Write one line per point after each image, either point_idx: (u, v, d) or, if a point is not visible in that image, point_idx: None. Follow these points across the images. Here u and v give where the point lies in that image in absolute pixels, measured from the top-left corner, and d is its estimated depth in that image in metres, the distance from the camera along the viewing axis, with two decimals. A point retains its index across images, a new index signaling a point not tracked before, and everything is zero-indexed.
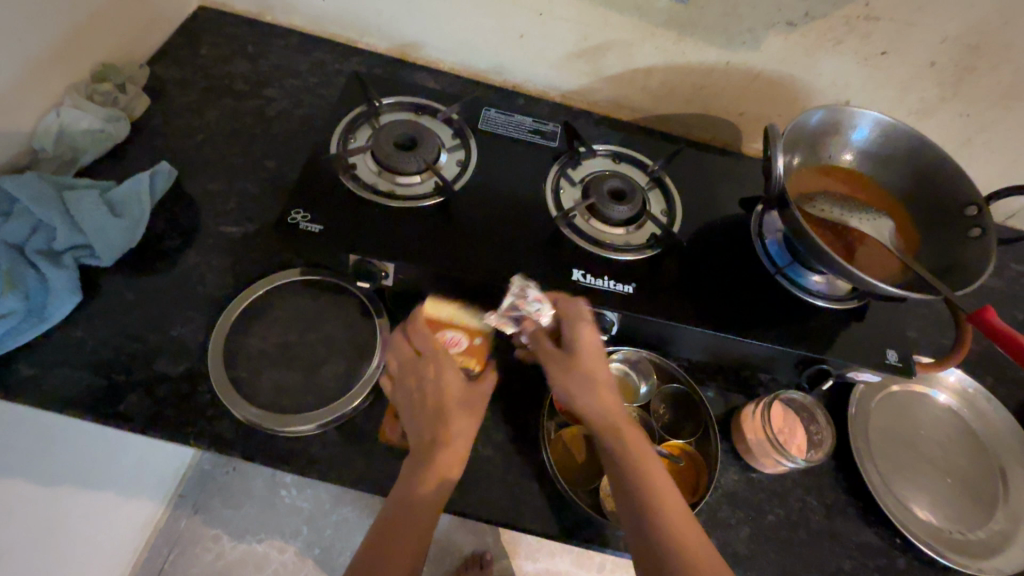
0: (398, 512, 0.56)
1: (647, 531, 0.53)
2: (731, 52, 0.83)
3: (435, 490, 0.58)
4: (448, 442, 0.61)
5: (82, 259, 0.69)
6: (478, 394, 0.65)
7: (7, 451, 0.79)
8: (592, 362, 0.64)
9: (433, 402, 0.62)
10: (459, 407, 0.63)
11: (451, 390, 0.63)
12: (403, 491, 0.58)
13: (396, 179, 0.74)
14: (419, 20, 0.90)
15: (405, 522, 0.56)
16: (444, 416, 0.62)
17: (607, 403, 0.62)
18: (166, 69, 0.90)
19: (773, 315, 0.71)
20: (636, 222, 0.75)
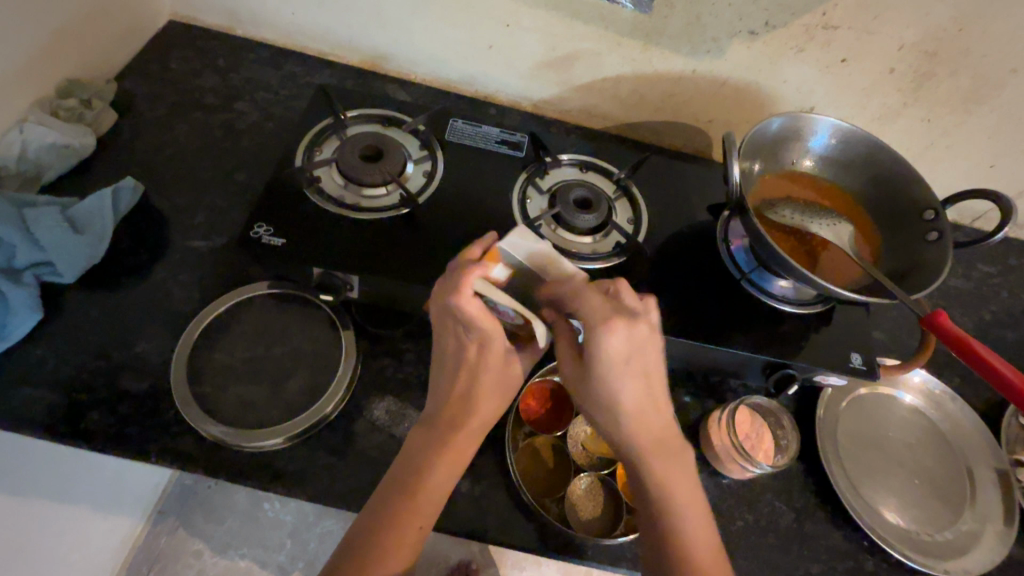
0: (400, 497, 0.54)
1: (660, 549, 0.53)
2: (695, 60, 0.84)
3: (447, 482, 0.56)
4: (466, 432, 0.56)
5: (43, 276, 0.68)
6: (517, 372, 0.59)
7: None
8: (621, 382, 0.53)
9: (464, 381, 0.57)
10: (492, 389, 0.57)
11: (491, 369, 0.56)
12: (409, 483, 0.54)
13: (361, 191, 0.74)
14: (389, 32, 0.91)
15: (412, 509, 0.53)
16: (471, 404, 0.56)
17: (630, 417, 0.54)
18: (135, 83, 0.90)
19: (738, 320, 0.72)
20: (602, 230, 0.76)
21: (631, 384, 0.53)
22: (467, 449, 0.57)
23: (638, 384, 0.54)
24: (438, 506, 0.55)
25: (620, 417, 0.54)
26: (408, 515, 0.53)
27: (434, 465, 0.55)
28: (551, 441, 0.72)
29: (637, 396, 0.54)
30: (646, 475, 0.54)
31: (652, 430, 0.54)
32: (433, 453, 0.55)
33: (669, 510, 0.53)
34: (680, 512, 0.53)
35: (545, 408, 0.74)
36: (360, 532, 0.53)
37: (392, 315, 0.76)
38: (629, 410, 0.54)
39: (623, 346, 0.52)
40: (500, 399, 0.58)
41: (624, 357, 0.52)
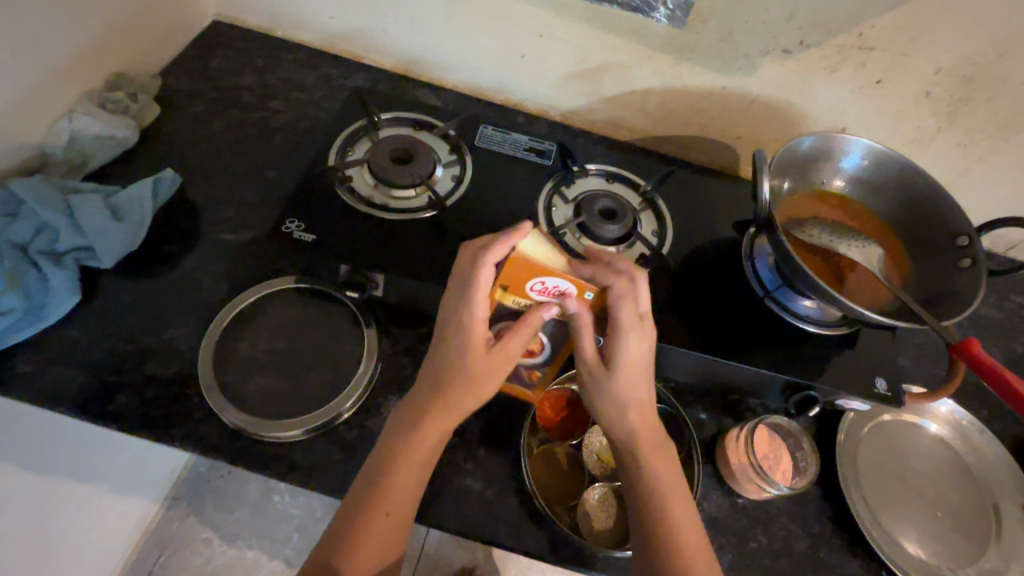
0: (382, 476, 0.56)
1: (653, 531, 0.55)
2: (726, 77, 0.84)
3: (413, 478, 0.56)
4: (433, 425, 0.56)
5: (83, 260, 0.70)
6: (506, 363, 0.56)
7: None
8: (631, 386, 0.58)
9: (449, 364, 0.56)
10: (475, 377, 0.56)
11: (476, 352, 0.55)
12: (390, 462, 0.56)
13: (390, 192, 0.75)
14: (423, 39, 0.93)
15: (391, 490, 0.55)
16: (451, 392, 0.56)
17: (634, 415, 0.58)
18: (178, 80, 0.93)
19: (760, 339, 0.71)
20: (626, 241, 0.76)
21: (637, 386, 0.58)
22: (425, 448, 0.57)
23: (641, 384, 0.58)
24: (410, 505, 0.56)
25: (625, 410, 0.58)
26: (374, 514, 0.54)
27: (396, 468, 0.56)
28: (565, 451, 0.72)
29: (642, 394, 0.58)
30: (641, 469, 0.57)
31: (650, 428, 0.58)
32: (398, 454, 0.56)
33: (657, 509, 0.55)
34: (670, 504, 0.56)
35: (560, 417, 0.74)
36: (350, 504, 0.56)
37: (414, 316, 0.76)
38: (633, 405, 0.58)
39: (637, 351, 0.57)
40: (483, 390, 0.57)
41: (640, 357, 0.57)
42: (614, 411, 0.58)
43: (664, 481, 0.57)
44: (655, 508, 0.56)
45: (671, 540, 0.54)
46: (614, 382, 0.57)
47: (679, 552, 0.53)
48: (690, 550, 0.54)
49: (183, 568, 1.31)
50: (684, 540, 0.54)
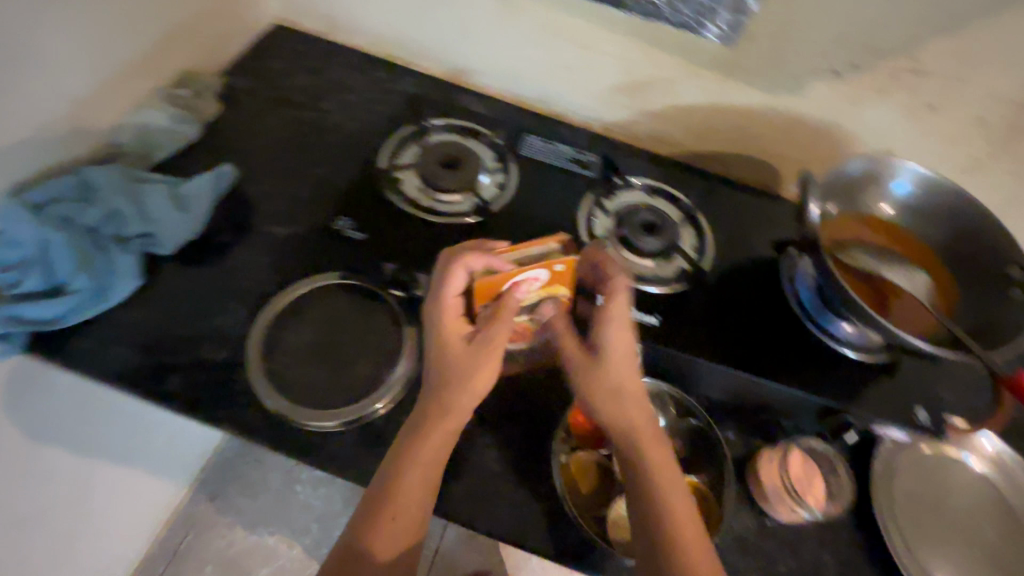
0: (390, 475, 0.58)
1: (650, 527, 0.55)
2: (772, 96, 0.84)
3: (422, 480, 0.58)
4: (437, 423, 0.59)
5: (145, 247, 0.74)
6: (491, 353, 0.59)
7: (54, 414, 0.86)
8: (621, 377, 0.60)
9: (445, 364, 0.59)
10: (469, 374, 0.59)
11: (463, 349, 0.59)
12: (397, 461, 0.58)
13: (437, 197, 0.78)
14: (471, 47, 0.96)
15: (401, 489, 0.57)
16: (451, 390, 0.59)
17: (621, 406, 0.59)
18: (235, 76, 0.97)
19: (795, 360, 0.72)
20: (666, 256, 0.76)
21: (625, 376, 0.60)
22: (430, 452, 0.59)
23: (630, 373, 0.60)
24: (421, 502, 0.58)
25: (615, 401, 0.59)
26: (383, 512, 0.57)
27: (402, 471, 0.58)
28: (595, 459, 0.73)
29: (630, 384, 0.60)
30: (634, 462, 0.58)
31: (640, 417, 0.59)
32: (402, 457, 0.58)
33: (657, 502, 0.56)
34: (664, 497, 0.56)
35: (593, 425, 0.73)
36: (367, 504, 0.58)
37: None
38: (622, 395, 0.59)
39: (619, 343, 0.60)
40: (478, 384, 0.59)
41: (624, 347, 0.60)
42: (605, 404, 0.59)
43: (659, 474, 0.57)
44: (649, 502, 0.56)
45: (667, 534, 0.54)
46: (599, 372, 0.60)
47: (676, 545, 0.54)
48: (688, 544, 0.54)
49: (208, 548, 1.35)
50: (682, 534, 0.54)
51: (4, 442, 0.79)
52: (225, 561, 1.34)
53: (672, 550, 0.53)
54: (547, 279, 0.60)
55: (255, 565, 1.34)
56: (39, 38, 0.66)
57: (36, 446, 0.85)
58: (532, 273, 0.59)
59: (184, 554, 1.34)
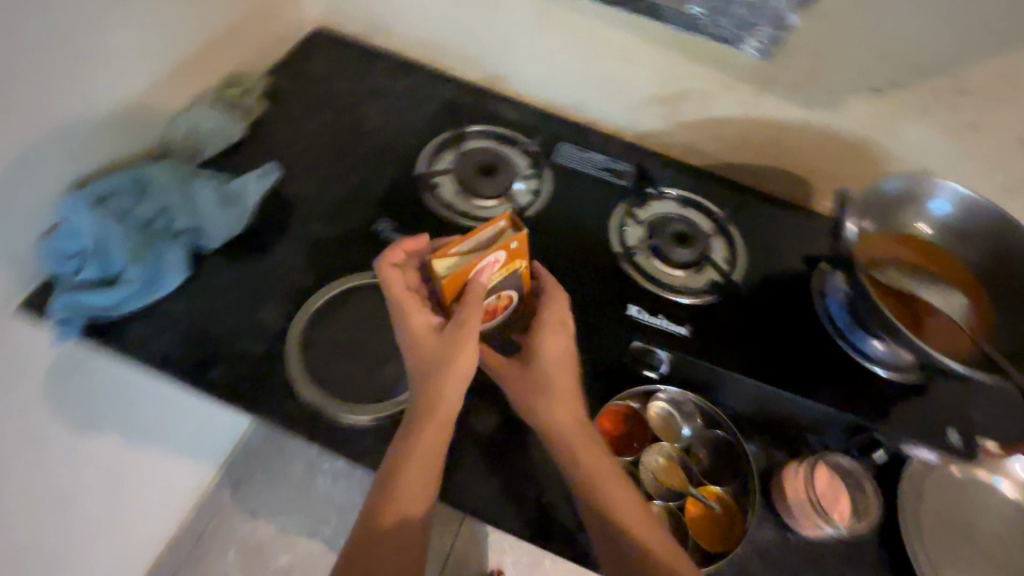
0: (387, 485, 0.59)
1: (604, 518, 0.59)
2: (809, 111, 0.85)
3: (422, 479, 0.59)
4: (428, 428, 0.61)
5: (192, 241, 0.77)
6: (461, 344, 0.61)
7: (101, 397, 0.90)
8: (553, 365, 0.65)
9: (425, 367, 0.62)
10: (453, 377, 0.61)
11: (425, 345, 0.62)
12: (388, 469, 0.60)
13: (473, 202, 0.80)
14: (508, 55, 0.97)
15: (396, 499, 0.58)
16: (433, 394, 0.61)
17: (554, 401, 0.64)
18: (280, 79, 1.00)
19: (825, 377, 0.72)
20: (697, 266, 0.77)
21: (556, 371, 0.65)
22: (427, 449, 0.60)
23: (563, 370, 0.66)
24: (422, 505, 0.59)
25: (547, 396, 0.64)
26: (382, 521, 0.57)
27: (400, 478, 0.59)
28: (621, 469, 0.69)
29: (564, 381, 0.65)
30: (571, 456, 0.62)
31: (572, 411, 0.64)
32: (397, 466, 0.59)
33: (598, 490, 0.59)
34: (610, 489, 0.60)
35: (619, 434, 0.71)
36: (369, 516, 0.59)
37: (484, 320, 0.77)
38: (556, 390, 0.65)
39: (550, 343, 0.66)
40: (457, 384, 0.61)
41: (556, 346, 0.66)
42: (537, 393, 0.65)
43: (595, 466, 0.61)
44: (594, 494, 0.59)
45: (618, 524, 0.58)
46: (534, 369, 0.66)
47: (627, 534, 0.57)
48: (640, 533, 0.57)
49: (231, 533, 1.39)
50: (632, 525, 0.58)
51: (55, 422, 0.83)
52: (247, 546, 1.38)
53: (625, 538, 0.57)
54: (506, 258, 0.62)
55: (276, 552, 1.38)
56: (107, 38, 0.70)
57: (82, 426, 0.89)
58: (489, 258, 0.60)
59: (208, 538, 1.37)
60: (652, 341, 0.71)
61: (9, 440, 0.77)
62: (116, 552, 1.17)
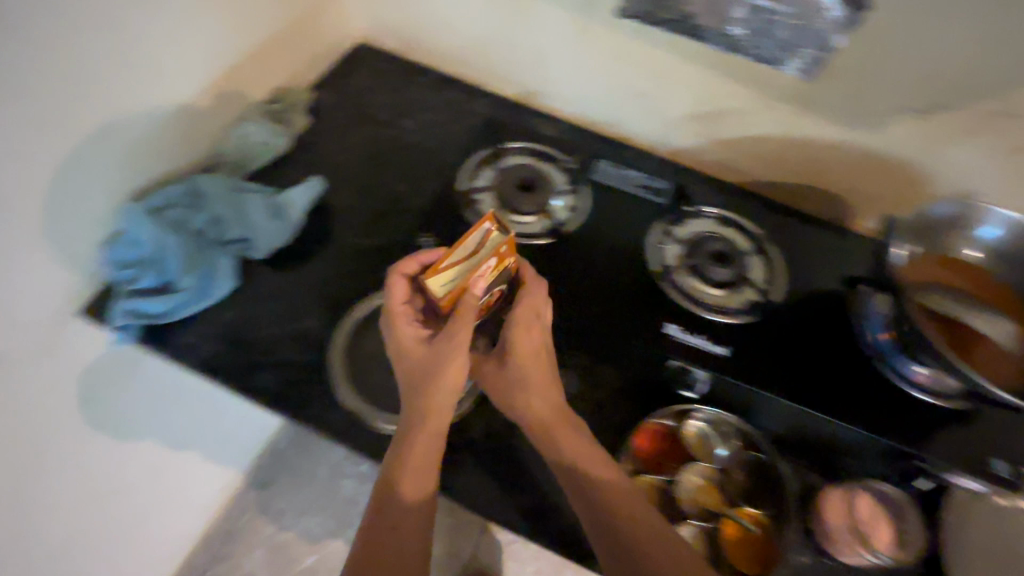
0: (385, 498, 0.59)
1: (608, 526, 0.58)
2: (851, 130, 0.84)
3: (417, 492, 0.59)
4: (421, 436, 0.61)
5: (241, 251, 0.80)
6: (456, 353, 0.62)
7: (150, 396, 0.94)
8: (527, 357, 0.66)
9: (415, 376, 0.63)
10: (443, 384, 0.62)
11: (416, 355, 0.64)
12: (387, 479, 0.60)
13: (512, 217, 0.81)
14: (546, 71, 0.99)
15: (393, 512, 0.58)
16: (425, 403, 0.62)
17: (539, 400, 0.65)
18: (324, 92, 1.03)
19: (869, 404, 0.70)
20: (735, 286, 0.77)
21: (540, 371, 0.66)
22: (422, 461, 0.61)
23: (545, 369, 0.66)
24: (421, 521, 0.59)
25: (533, 396, 0.65)
26: (382, 534, 0.57)
27: (396, 490, 0.59)
28: (656, 485, 0.70)
29: (546, 380, 0.66)
30: (562, 457, 0.63)
31: (559, 411, 0.65)
32: (395, 476, 0.60)
33: (598, 496, 0.59)
34: (612, 496, 0.59)
35: (655, 452, 0.72)
36: (371, 534, 0.58)
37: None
38: (540, 391, 0.65)
39: (530, 343, 0.66)
40: (447, 393, 0.62)
41: (537, 346, 0.67)
42: (519, 389, 0.66)
43: (592, 470, 0.61)
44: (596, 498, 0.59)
45: (624, 533, 0.57)
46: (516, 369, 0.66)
47: (635, 541, 0.56)
48: (646, 541, 0.56)
49: (260, 532, 1.42)
50: (636, 532, 0.57)
51: (107, 419, 0.87)
52: (274, 546, 1.41)
53: (632, 546, 0.56)
54: (496, 265, 0.64)
55: (302, 552, 1.40)
56: (166, 56, 0.74)
57: (130, 424, 0.93)
58: (480, 266, 0.63)
59: (236, 536, 1.40)
60: (690, 361, 0.70)
61: (66, 437, 0.81)
62: (150, 548, 1.20)
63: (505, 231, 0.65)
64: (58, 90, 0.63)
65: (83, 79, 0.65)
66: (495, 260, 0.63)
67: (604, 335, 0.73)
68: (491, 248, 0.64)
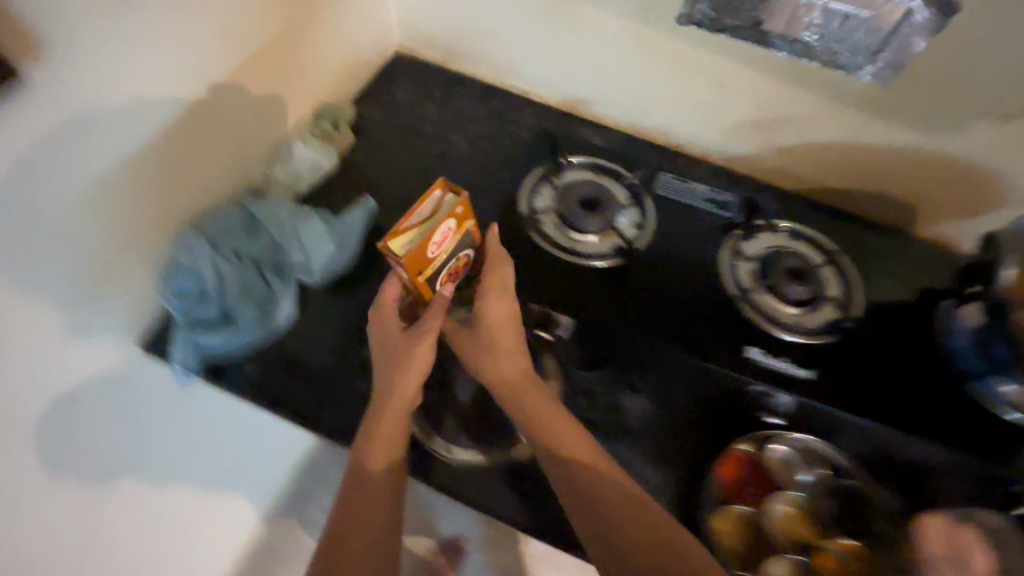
0: (357, 481, 0.62)
1: (586, 502, 0.58)
2: (926, 136, 0.81)
3: (386, 475, 0.62)
4: (389, 415, 0.64)
5: (298, 276, 0.79)
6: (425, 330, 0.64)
7: (206, 424, 0.93)
8: (498, 327, 0.66)
9: (385, 355, 0.65)
10: (412, 364, 0.64)
11: (388, 333, 0.65)
12: (359, 461, 0.63)
13: (577, 237, 0.78)
14: (597, 80, 0.96)
15: (362, 495, 0.61)
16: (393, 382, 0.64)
17: (503, 365, 0.65)
18: (368, 107, 1.01)
19: (965, 427, 0.67)
20: (814, 304, 0.74)
21: (505, 335, 0.66)
22: (390, 439, 0.63)
23: (510, 334, 0.66)
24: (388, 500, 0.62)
25: (498, 360, 0.65)
26: (351, 517, 0.61)
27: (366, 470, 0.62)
28: (744, 514, 0.68)
29: (511, 345, 0.66)
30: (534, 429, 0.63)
31: (523, 374, 0.66)
32: (366, 456, 0.63)
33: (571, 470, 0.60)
34: (587, 471, 0.60)
35: (739, 478, 0.70)
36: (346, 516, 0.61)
37: (601, 358, 0.78)
38: (505, 355, 0.66)
39: (497, 309, 0.67)
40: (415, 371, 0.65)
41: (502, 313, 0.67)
42: (489, 354, 0.66)
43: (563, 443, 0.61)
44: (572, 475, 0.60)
45: (602, 511, 0.57)
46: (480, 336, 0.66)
47: (614, 517, 0.57)
48: (622, 515, 0.57)
49: None
50: (612, 506, 0.57)
51: (166, 449, 0.86)
52: None
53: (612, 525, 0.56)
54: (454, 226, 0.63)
55: None
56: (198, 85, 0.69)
57: (186, 454, 0.92)
58: (440, 229, 0.61)
59: None
60: (772, 384, 0.68)
61: (124, 469, 0.80)
62: None
63: (445, 189, 0.62)
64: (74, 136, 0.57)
65: (110, 126, 0.60)
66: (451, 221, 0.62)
67: (683, 359, 0.71)
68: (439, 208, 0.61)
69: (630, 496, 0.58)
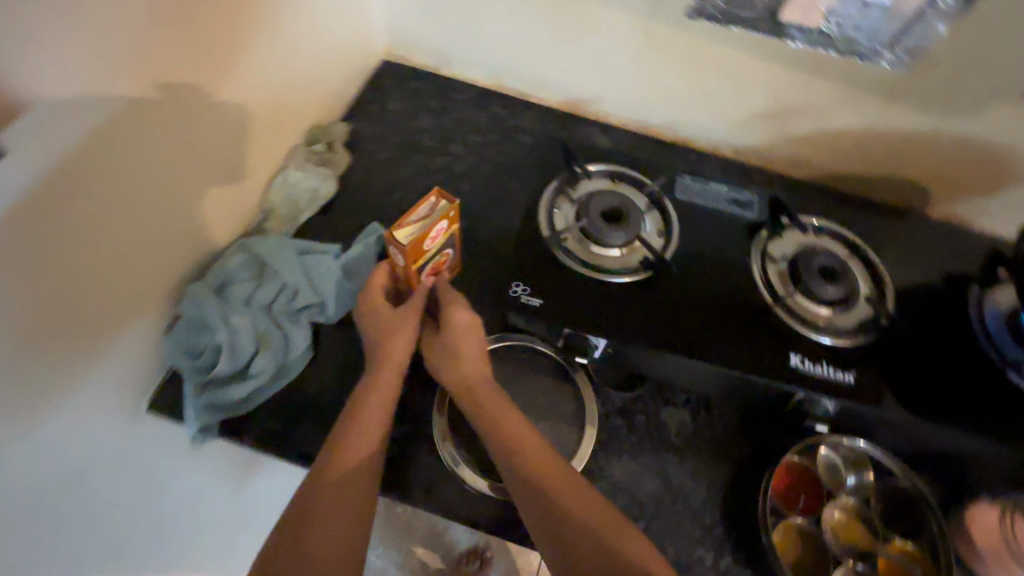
0: (323, 477, 0.54)
1: (564, 526, 0.52)
2: (944, 119, 0.78)
3: (359, 476, 0.54)
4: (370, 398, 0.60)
5: (312, 317, 0.75)
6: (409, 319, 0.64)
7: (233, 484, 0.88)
8: (465, 336, 0.65)
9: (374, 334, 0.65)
10: (399, 344, 0.63)
11: (379, 316, 0.65)
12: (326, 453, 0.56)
13: (603, 251, 0.75)
14: (600, 78, 0.92)
15: (331, 491, 0.53)
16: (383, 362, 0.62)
17: (469, 367, 0.64)
18: (361, 122, 0.95)
19: (1011, 418, 0.66)
20: (848, 302, 0.73)
21: (476, 344, 0.66)
22: (374, 428, 0.58)
23: (474, 343, 0.65)
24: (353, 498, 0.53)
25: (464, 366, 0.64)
26: (304, 519, 0.51)
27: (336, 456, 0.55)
28: (797, 527, 0.67)
29: (475, 354, 0.65)
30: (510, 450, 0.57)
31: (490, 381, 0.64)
32: (339, 440, 0.56)
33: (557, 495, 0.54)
34: (574, 497, 0.54)
35: (789, 488, 0.68)
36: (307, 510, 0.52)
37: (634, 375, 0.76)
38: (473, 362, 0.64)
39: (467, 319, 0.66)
40: (398, 355, 0.63)
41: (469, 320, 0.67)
42: (453, 359, 0.65)
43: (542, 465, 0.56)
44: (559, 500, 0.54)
45: (586, 543, 0.51)
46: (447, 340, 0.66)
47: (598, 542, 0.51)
48: (610, 542, 0.51)
49: None
50: (599, 532, 0.52)
51: (193, 516, 0.81)
52: None
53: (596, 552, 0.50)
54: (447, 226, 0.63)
55: None
56: (192, 130, 0.63)
57: (213, 517, 0.86)
58: (436, 227, 0.61)
59: None
60: (818, 391, 0.66)
61: (152, 544, 0.75)
62: None
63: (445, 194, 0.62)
64: (68, 210, 0.50)
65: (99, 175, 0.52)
66: (447, 221, 0.62)
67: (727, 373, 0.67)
68: (441, 208, 0.61)
69: (620, 527, 0.52)
